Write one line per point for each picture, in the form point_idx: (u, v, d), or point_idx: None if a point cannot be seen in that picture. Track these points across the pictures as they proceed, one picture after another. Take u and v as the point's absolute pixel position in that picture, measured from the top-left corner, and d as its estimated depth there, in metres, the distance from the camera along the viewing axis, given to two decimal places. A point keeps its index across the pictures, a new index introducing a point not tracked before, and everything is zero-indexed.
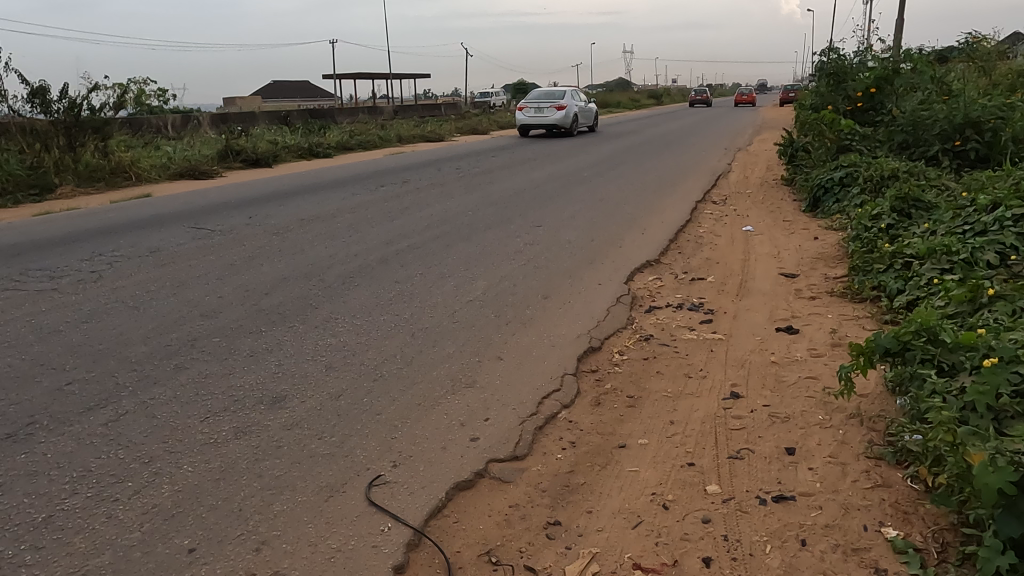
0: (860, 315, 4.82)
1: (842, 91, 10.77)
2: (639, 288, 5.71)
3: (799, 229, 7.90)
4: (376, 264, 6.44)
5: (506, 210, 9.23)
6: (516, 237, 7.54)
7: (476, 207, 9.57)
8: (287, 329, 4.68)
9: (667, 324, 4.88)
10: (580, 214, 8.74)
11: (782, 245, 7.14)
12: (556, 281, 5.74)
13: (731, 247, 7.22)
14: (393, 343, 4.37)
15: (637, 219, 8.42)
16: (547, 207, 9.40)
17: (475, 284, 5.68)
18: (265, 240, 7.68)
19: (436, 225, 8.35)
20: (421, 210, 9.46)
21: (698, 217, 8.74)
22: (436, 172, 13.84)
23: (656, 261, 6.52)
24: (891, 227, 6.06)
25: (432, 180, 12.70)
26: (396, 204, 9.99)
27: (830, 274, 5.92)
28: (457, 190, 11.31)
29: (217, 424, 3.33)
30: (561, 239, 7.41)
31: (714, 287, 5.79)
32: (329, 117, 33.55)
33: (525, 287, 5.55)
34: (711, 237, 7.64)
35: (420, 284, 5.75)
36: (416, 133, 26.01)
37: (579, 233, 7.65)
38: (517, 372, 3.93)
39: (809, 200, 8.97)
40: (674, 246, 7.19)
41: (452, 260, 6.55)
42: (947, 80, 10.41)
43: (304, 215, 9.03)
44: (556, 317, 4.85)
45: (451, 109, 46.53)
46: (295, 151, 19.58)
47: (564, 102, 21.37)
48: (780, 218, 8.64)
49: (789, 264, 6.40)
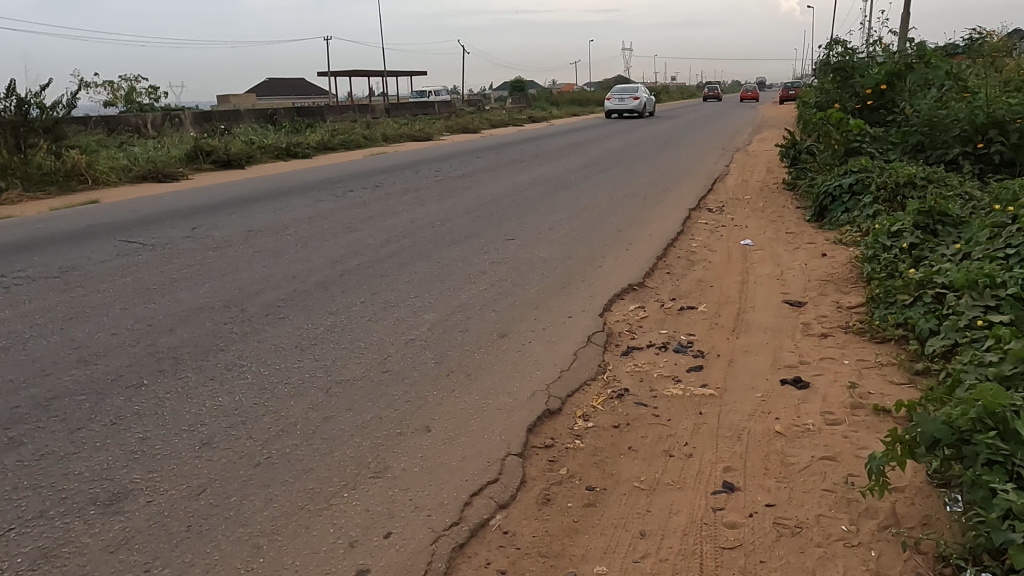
0: (883, 361, 3.94)
1: (849, 88, 9.86)
2: (617, 320, 4.82)
3: (804, 243, 7.02)
4: (315, 288, 5.55)
5: (477, 220, 8.34)
6: (483, 253, 6.65)
7: (447, 216, 8.68)
8: (178, 381, 3.79)
9: (646, 372, 3.99)
10: (560, 226, 7.85)
11: (784, 264, 6.26)
12: (518, 312, 4.85)
13: (726, 265, 6.33)
14: (299, 405, 3.48)
15: (622, 231, 7.52)
16: (524, 216, 8.50)
17: (420, 318, 4.78)
18: (201, 257, 6.79)
19: (397, 237, 7.45)
20: (385, 220, 8.56)
21: (690, 229, 7.85)
22: (414, 175, 12.96)
23: (639, 284, 5.63)
24: (915, 246, 5.18)
25: (406, 183, 11.78)
26: (360, 213, 9.09)
27: (842, 303, 5.04)
28: (430, 196, 10.40)
29: (18, 542, 2.44)
30: (533, 256, 6.51)
31: (707, 319, 4.91)
32: (318, 115, 32.57)
33: (479, 322, 4.65)
34: (705, 254, 6.75)
35: (358, 315, 4.85)
36: (404, 131, 25.09)
37: (555, 249, 6.75)
38: (446, 449, 3.04)
39: (815, 208, 8.08)
40: (662, 265, 6.30)
41: (403, 284, 5.65)
42: (964, 76, 9.55)
43: (253, 226, 8.13)
44: (510, 364, 3.96)
45: (447, 108, 45.78)
46: (272, 152, 18.64)
47: (642, 95, 31.90)
48: (782, 229, 7.76)
49: (794, 289, 5.52)
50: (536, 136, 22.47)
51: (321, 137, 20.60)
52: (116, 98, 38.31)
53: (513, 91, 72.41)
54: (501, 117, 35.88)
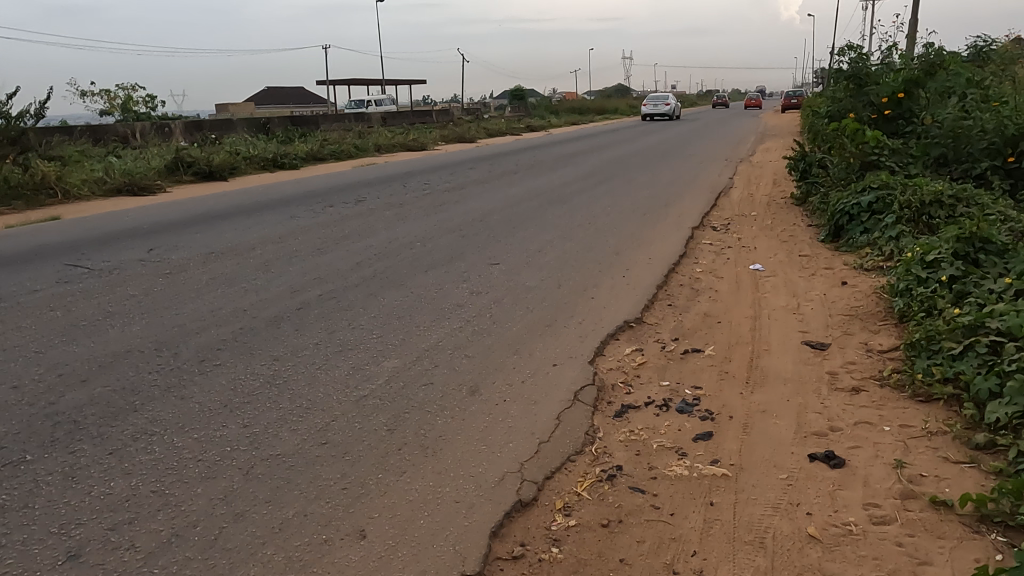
0: (933, 430, 3.24)
1: (863, 96, 9.18)
2: (611, 368, 4.11)
3: (820, 269, 6.33)
4: (268, 325, 4.86)
5: (462, 240, 7.64)
6: (462, 281, 5.95)
7: (430, 234, 8.00)
8: (69, 456, 3.09)
9: (643, 441, 3.28)
10: (550, 248, 7.15)
11: (800, 294, 5.57)
12: (494, 358, 4.15)
13: (735, 295, 5.64)
14: (207, 495, 2.77)
15: (619, 254, 6.82)
16: (513, 236, 7.80)
17: (379, 366, 4.08)
18: (149, 284, 6.09)
19: (371, 261, 6.76)
20: (362, 240, 7.87)
21: (694, 251, 7.17)
22: (401, 188, 12.28)
23: (637, 321, 4.93)
24: (955, 279, 4.48)
25: (390, 198, 11.10)
26: (336, 231, 8.40)
27: (873, 347, 4.34)
28: (413, 212, 9.71)
29: None
30: (518, 284, 5.81)
31: (716, 366, 4.21)
32: (313, 124, 31.93)
33: (446, 373, 3.94)
34: (711, 281, 6.06)
35: (306, 363, 4.15)
36: (399, 140, 24.48)
37: (543, 276, 6.05)
38: (381, 570, 2.33)
39: (829, 228, 7.39)
40: (663, 295, 5.59)
41: (367, 320, 4.95)
42: (987, 84, 8.90)
43: (215, 247, 7.44)
44: (477, 432, 3.24)
45: (446, 117, 45.17)
46: (258, 163, 17.96)
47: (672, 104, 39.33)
48: (795, 251, 7.07)
49: (814, 327, 4.82)
50: (534, 146, 21.85)
51: (311, 147, 19.98)
52: (112, 107, 37.75)
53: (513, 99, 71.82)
54: (499, 127, 35.31)
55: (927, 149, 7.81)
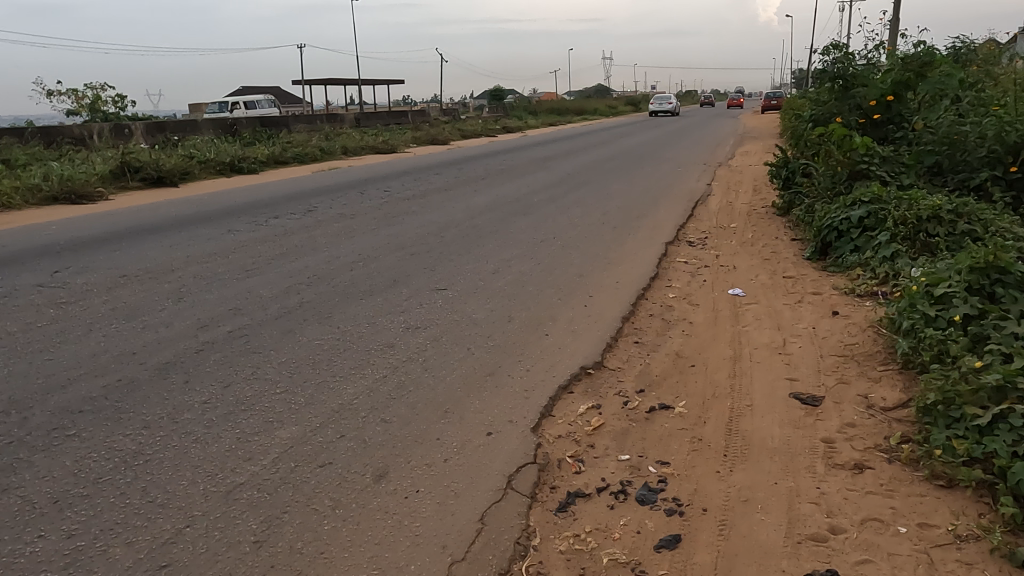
0: (962, 535, 2.53)
1: (849, 99, 8.51)
2: (559, 435, 3.35)
3: (808, 294, 5.63)
4: (154, 374, 4.05)
5: (410, 259, 6.86)
6: (399, 312, 5.17)
7: (376, 252, 7.20)
8: None
9: (591, 553, 2.52)
10: (505, 269, 6.39)
11: (786, 327, 4.86)
12: (415, 424, 3.37)
13: (712, 328, 4.91)
14: None
15: (583, 277, 6.07)
16: (467, 254, 7.02)
17: (272, 436, 3.29)
18: (34, 316, 5.24)
19: (302, 285, 5.96)
20: (299, 258, 7.06)
21: (667, 271, 6.45)
22: (358, 196, 11.45)
23: (596, 366, 4.17)
24: (971, 320, 3.78)
25: (343, 207, 10.28)
26: (274, 248, 7.59)
27: (875, 404, 3.61)
28: (364, 225, 8.90)
29: None
30: (463, 317, 5.03)
31: (687, 428, 3.47)
32: (282, 125, 30.92)
33: (351, 447, 3.16)
34: (685, 310, 5.33)
35: (183, 430, 3.35)
36: (367, 142, 23.58)
37: (493, 305, 5.28)
38: None
39: (816, 245, 6.72)
40: (629, 330, 4.86)
41: (275, 367, 4.15)
42: (981, 86, 8.27)
43: (130, 269, 6.60)
44: (371, 546, 2.48)
45: (421, 117, 44.27)
46: (214, 167, 17.01)
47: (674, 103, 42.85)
48: (779, 271, 6.38)
49: (804, 372, 4.10)
50: (508, 148, 21.10)
51: (273, 150, 19.08)
52: (80, 106, 36.51)
53: (494, 100, 71.08)
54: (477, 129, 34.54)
55: (920, 157, 7.15)
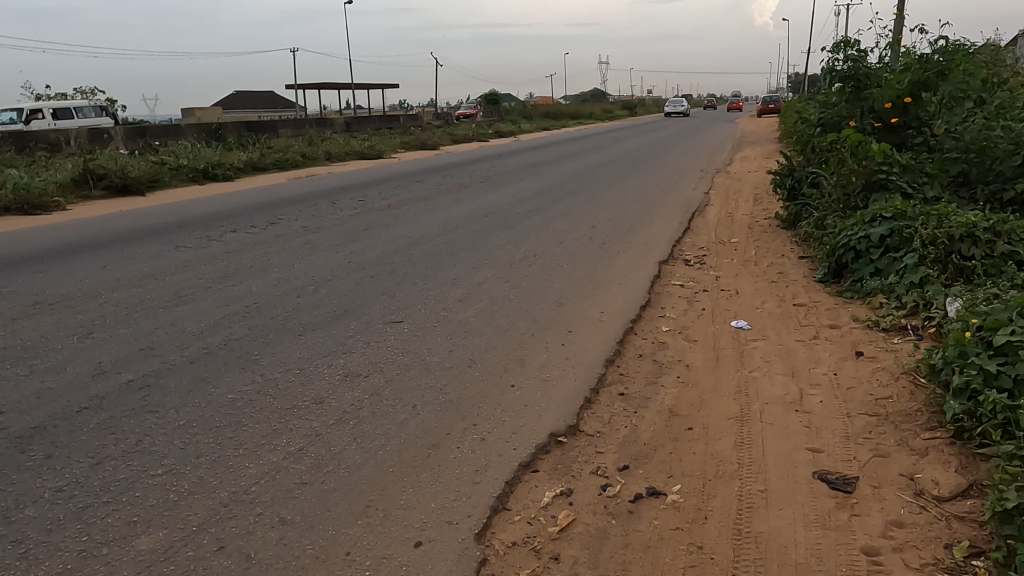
0: None
1: (861, 101, 7.71)
2: (512, 543, 2.53)
3: (824, 327, 4.82)
4: (12, 445, 3.21)
5: (369, 283, 6.03)
6: (340, 354, 4.34)
7: (332, 274, 6.37)
8: None
9: None
10: (475, 296, 5.56)
11: (802, 374, 4.04)
12: (322, 528, 2.55)
13: (713, 375, 4.09)
14: None
15: (562, 307, 5.25)
16: (434, 277, 6.20)
17: (127, 548, 2.46)
18: None
19: (238, 315, 5.14)
20: (243, 280, 6.22)
21: (661, 298, 5.64)
22: (329, 206, 10.61)
23: (570, 431, 3.35)
24: None
25: (309, 219, 9.44)
26: (219, 268, 6.75)
27: (926, 492, 2.80)
28: (328, 240, 8.07)
29: None
30: (415, 360, 4.20)
31: (683, 528, 2.64)
32: (269, 130, 30.11)
33: (228, 569, 2.34)
34: (681, 350, 4.51)
35: (11, 538, 2.52)
36: (352, 148, 22.73)
37: (453, 344, 4.46)
38: None
39: (830, 266, 5.92)
40: (613, 377, 4.03)
41: (168, 433, 3.32)
42: (1006, 89, 7.48)
43: (45, 296, 5.75)
44: None
45: (413, 123, 43.46)
46: (186, 175, 16.16)
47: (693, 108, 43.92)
48: (788, 297, 5.57)
49: (829, 440, 3.28)
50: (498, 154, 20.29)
51: (251, 155, 18.23)
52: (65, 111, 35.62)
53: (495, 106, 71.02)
54: (470, 134, 33.68)
55: (944, 165, 6.36)
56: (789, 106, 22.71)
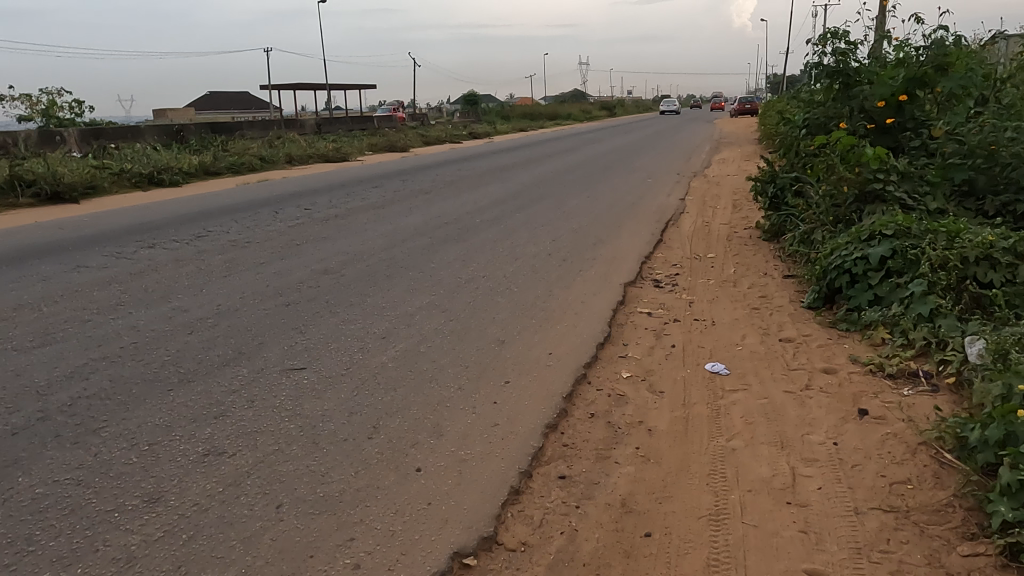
0: None
1: (850, 100, 6.90)
2: None
3: (817, 372, 3.97)
4: None
5: (281, 314, 5.10)
6: (210, 419, 3.41)
7: (242, 302, 5.43)
8: None
9: None
10: (402, 331, 4.65)
11: (794, 442, 3.17)
12: None
13: (680, 446, 3.21)
14: None
15: (503, 346, 4.35)
16: (361, 306, 5.29)
17: None
18: None
19: (104, 361, 4.18)
20: (134, 311, 5.26)
21: (623, 331, 4.77)
22: (269, 216, 9.62)
23: (483, 547, 2.46)
24: None
25: (241, 232, 8.47)
26: (113, 294, 5.78)
27: None
28: (254, 258, 7.11)
29: None
30: (302, 428, 3.29)
31: None
32: (233, 131, 28.98)
33: None
34: (643, 405, 3.63)
35: None
36: (316, 152, 21.73)
37: (357, 403, 3.55)
38: None
39: (820, 290, 5.09)
40: (553, 450, 3.14)
41: None
42: (1010, 85, 6.73)
43: None
44: None
45: (385, 124, 42.37)
46: (129, 179, 15.06)
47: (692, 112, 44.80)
48: (774, 329, 4.74)
49: (834, 554, 2.41)
50: (468, 156, 19.41)
51: (203, 159, 17.18)
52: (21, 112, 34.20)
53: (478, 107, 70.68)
54: (444, 136, 32.76)
55: (947, 172, 5.57)
56: (767, 107, 22.06)
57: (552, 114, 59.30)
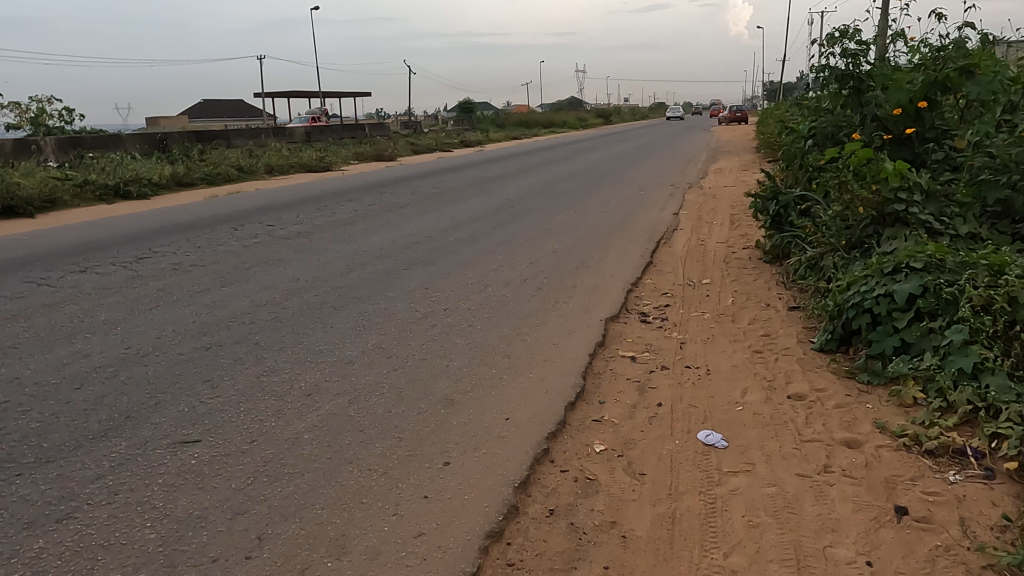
0: None
1: (862, 107, 6.16)
2: None
3: (838, 446, 3.18)
4: None
5: (196, 361, 4.29)
6: (49, 524, 2.60)
7: (158, 344, 4.63)
8: None
9: None
10: (333, 386, 3.85)
11: (813, 562, 2.39)
12: None
13: (663, 568, 2.42)
14: None
15: (451, 407, 3.55)
16: (295, 349, 4.49)
17: None
18: None
19: None
20: (25, 355, 4.45)
21: (601, 383, 3.99)
22: (226, 234, 8.82)
23: None
24: None
25: (188, 253, 7.67)
26: (12, 331, 4.97)
27: None
28: (192, 285, 6.30)
29: None
30: (164, 540, 2.49)
31: None
32: (218, 141, 28.24)
33: None
34: (617, 496, 2.85)
35: None
36: (298, 162, 20.96)
37: (249, 497, 2.75)
38: None
39: (835, 331, 4.32)
40: None
41: None
42: None
43: None
44: None
45: (376, 132, 41.63)
46: (93, 192, 14.26)
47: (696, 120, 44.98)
48: (781, 381, 3.96)
49: None
50: (454, 166, 18.65)
51: (175, 170, 16.39)
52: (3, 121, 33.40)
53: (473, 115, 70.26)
54: (436, 145, 32.02)
55: (979, 190, 4.81)
56: (765, 115, 21.35)
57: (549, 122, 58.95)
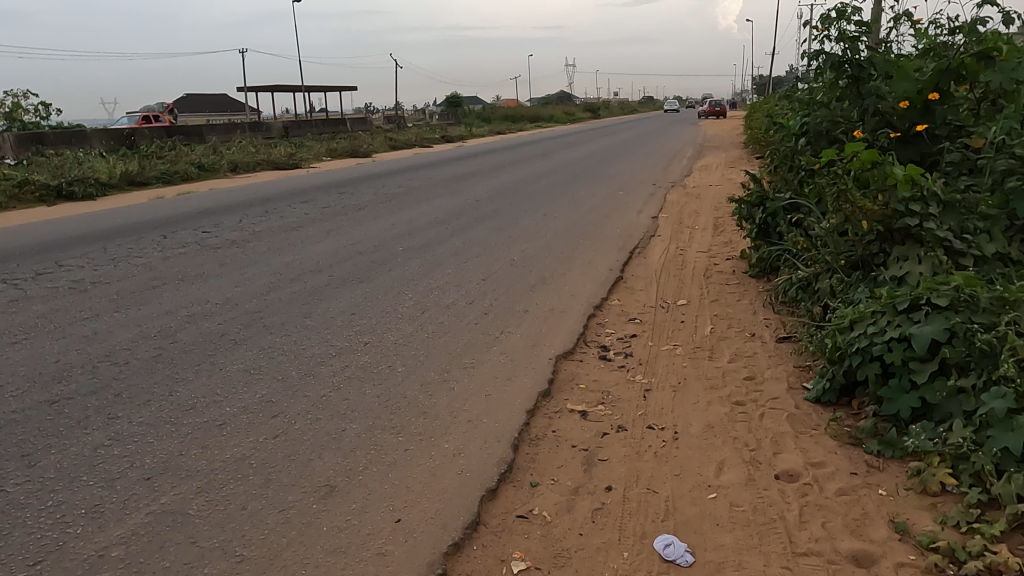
0: None
1: (862, 99, 5.29)
2: None
3: (842, 566, 2.32)
4: None
5: (29, 422, 3.38)
6: None
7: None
8: None
9: None
10: (187, 464, 2.96)
11: None
12: None
13: None
14: None
15: (328, 500, 2.67)
16: (161, 403, 3.58)
17: None
18: None
19: None
20: None
21: (537, 453, 3.11)
22: (151, 242, 7.87)
23: None
24: None
25: (96, 267, 6.73)
26: None
27: None
28: (82, 309, 5.37)
29: None
30: None
31: None
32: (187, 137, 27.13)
33: None
34: None
35: None
36: (265, 159, 19.96)
37: None
38: None
39: (835, 379, 3.46)
40: None
41: None
42: None
43: None
44: None
45: (358, 126, 40.63)
46: (32, 192, 13.23)
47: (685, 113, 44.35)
48: (767, 449, 3.10)
49: None
50: (427, 163, 17.71)
51: (127, 168, 15.36)
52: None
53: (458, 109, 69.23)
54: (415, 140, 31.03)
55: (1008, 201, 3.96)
56: (754, 108, 20.52)
57: (535, 117, 58.01)
